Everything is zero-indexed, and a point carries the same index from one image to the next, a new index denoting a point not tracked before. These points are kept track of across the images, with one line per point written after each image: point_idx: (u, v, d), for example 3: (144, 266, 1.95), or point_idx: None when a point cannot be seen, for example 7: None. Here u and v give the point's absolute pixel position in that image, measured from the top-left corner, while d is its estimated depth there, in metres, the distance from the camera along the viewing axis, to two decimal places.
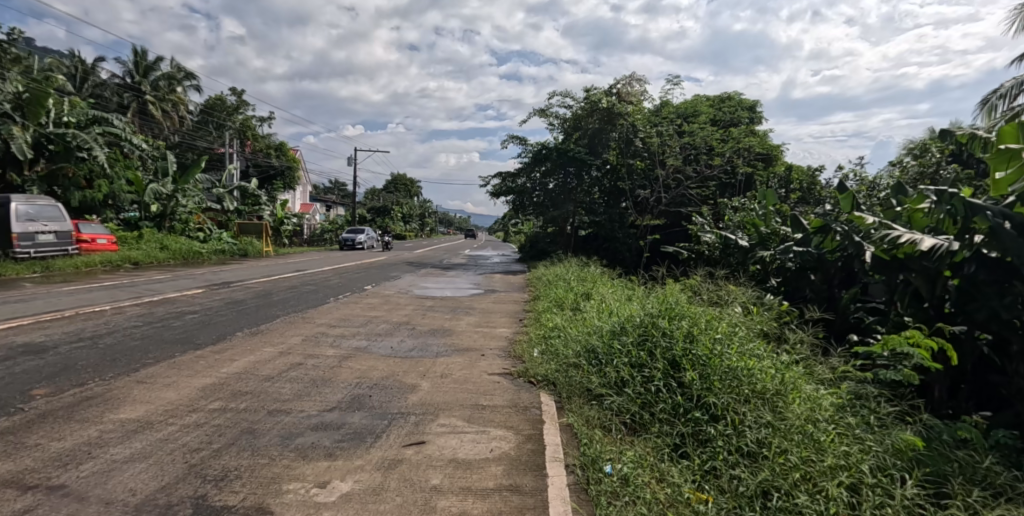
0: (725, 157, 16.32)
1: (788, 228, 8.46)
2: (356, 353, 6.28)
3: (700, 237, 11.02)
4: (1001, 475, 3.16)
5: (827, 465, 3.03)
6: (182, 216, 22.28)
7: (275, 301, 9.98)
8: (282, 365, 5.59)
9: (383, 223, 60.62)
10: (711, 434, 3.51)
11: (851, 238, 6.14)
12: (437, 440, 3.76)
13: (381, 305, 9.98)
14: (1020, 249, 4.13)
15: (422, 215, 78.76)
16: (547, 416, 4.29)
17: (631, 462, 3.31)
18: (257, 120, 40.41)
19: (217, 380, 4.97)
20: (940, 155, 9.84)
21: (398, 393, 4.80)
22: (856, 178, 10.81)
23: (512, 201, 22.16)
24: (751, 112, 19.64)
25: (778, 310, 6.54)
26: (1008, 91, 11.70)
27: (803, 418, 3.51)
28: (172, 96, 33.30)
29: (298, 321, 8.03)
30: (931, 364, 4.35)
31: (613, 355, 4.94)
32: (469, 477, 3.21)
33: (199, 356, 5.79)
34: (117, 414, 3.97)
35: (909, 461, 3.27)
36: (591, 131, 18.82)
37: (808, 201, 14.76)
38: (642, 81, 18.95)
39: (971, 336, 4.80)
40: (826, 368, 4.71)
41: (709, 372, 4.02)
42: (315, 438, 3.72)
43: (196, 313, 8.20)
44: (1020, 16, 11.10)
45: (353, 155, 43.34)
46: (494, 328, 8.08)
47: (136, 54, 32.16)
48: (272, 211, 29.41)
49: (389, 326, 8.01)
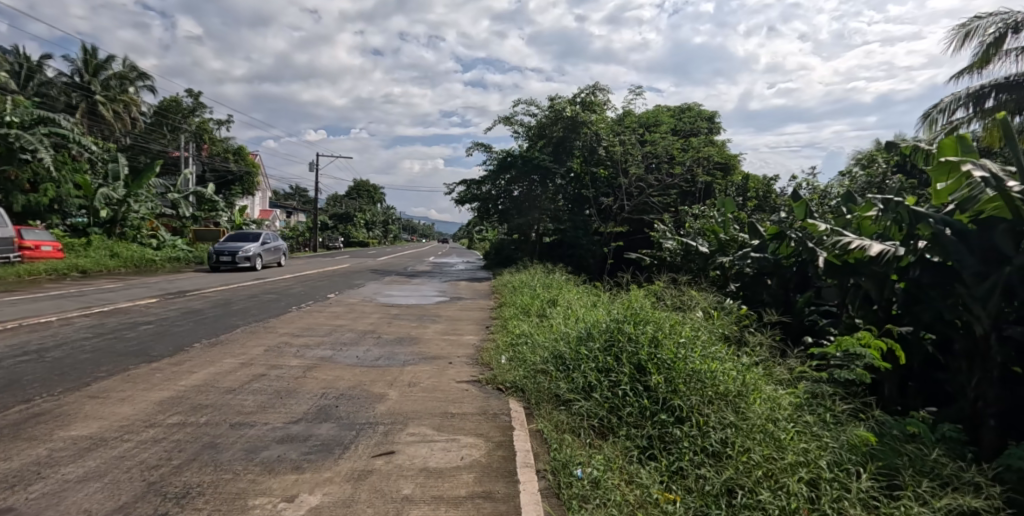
0: (686, 166, 16.89)
1: (745, 234, 8.78)
2: (321, 363, 6.15)
3: (662, 244, 11.28)
4: (948, 466, 3.36)
5: (788, 462, 3.17)
6: (134, 222, 21.24)
7: (234, 310, 9.63)
8: (244, 376, 5.44)
9: (345, 229, 59.54)
10: (678, 435, 3.61)
11: (805, 244, 6.50)
12: (407, 449, 3.73)
13: (346, 314, 9.79)
14: (961, 254, 4.39)
15: (385, 221, 77.49)
16: (517, 422, 4.31)
17: (601, 465, 3.36)
18: (214, 124, 38.94)
19: (177, 392, 4.82)
20: (886, 166, 10.41)
21: (366, 403, 4.74)
22: (809, 186, 11.27)
23: (476, 209, 21.98)
24: (711, 123, 20.22)
25: (738, 314, 6.78)
26: (948, 106, 12.45)
27: (764, 417, 3.65)
28: (123, 97, 32.15)
29: (259, 331, 7.81)
30: (882, 363, 4.61)
31: (581, 361, 5.00)
32: (441, 485, 3.20)
33: (157, 368, 5.58)
34: (69, 431, 3.79)
35: (864, 455, 3.46)
36: (556, 140, 19.08)
37: (765, 209, 14.52)
38: (605, 90, 19.21)
39: (916, 336, 5.13)
40: (784, 369, 4.89)
41: (674, 376, 4.14)
42: (282, 451, 3.64)
43: (151, 324, 7.87)
44: (959, 36, 11.87)
45: (315, 162, 42.87)
46: (461, 336, 8.04)
47: (86, 52, 30.98)
48: (230, 217, 28.45)
49: (354, 335, 7.86)
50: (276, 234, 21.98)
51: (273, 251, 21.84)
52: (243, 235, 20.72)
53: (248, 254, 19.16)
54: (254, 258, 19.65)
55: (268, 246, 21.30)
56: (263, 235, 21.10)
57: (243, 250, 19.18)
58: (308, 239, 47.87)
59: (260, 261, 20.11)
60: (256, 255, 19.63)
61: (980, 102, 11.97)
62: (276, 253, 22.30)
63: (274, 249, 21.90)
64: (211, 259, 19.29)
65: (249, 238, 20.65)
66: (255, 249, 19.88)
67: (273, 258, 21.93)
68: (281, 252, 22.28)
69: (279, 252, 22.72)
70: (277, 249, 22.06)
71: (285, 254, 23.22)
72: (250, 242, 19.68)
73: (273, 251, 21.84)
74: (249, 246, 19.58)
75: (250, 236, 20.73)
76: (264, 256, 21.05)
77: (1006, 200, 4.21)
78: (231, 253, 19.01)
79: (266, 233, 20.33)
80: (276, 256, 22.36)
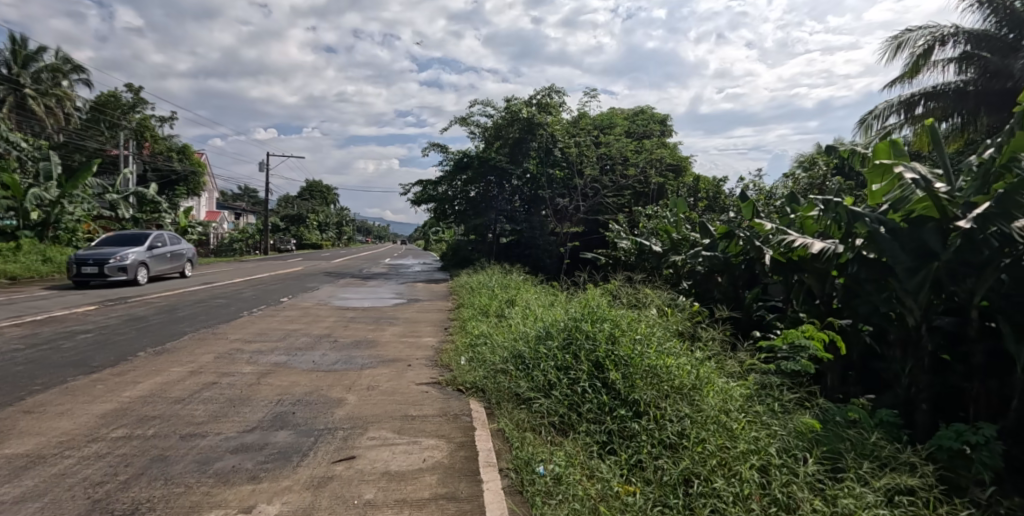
0: (639, 168, 17.34)
1: (697, 233, 9.09)
2: (276, 369, 5.99)
3: (617, 243, 11.54)
4: (886, 448, 3.59)
5: (740, 450, 3.32)
6: (68, 225, 20.12)
7: (180, 316, 9.22)
8: (194, 385, 5.24)
9: (297, 231, 57.90)
10: (636, 429, 3.71)
11: (753, 242, 6.80)
12: (368, 454, 3.68)
13: (300, 318, 9.56)
14: (894, 251, 4.70)
15: (339, 222, 75.77)
16: (478, 422, 4.33)
17: (562, 461, 3.42)
18: (156, 121, 37.05)
19: (122, 404, 4.59)
20: (826, 169, 11.00)
21: (324, 408, 4.66)
22: (755, 188, 11.76)
23: (433, 209, 21.81)
24: (663, 126, 20.83)
25: (690, 311, 7.02)
26: (882, 112, 13.26)
27: (717, 408, 3.81)
28: (56, 91, 30.30)
29: (209, 338, 7.52)
30: (823, 354, 4.90)
31: (540, 360, 5.06)
32: (404, 488, 3.19)
33: (98, 379, 5.30)
34: (1, 449, 3.55)
35: (809, 441, 3.67)
36: (511, 141, 18.86)
37: (714, 209, 15.05)
38: (560, 92, 19.36)
39: (855, 328, 5.46)
40: (735, 362, 5.11)
41: (631, 372, 4.26)
42: (237, 461, 3.54)
43: (90, 333, 7.45)
44: (890, 47, 12.68)
45: (265, 163, 41.53)
46: (419, 338, 7.99)
47: (13, 42, 29.01)
48: (173, 219, 27.24)
49: (309, 339, 7.67)
50: (176, 235, 16.70)
51: (171, 258, 16.39)
52: (127, 237, 15.37)
53: (123, 262, 13.73)
54: (134, 268, 14.25)
55: (161, 252, 15.90)
56: (155, 237, 15.77)
57: (118, 257, 13.76)
58: (258, 241, 46.31)
59: (144, 272, 14.66)
60: (137, 263, 14.20)
61: (911, 109, 12.81)
62: (177, 260, 16.82)
63: (172, 255, 16.51)
64: (72, 271, 13.85)
65: (132, 241, 15.19)
66: (136, 257, 14.41)
67: (171, 267, 16.51)
68: (184, 259, 16.90)
69: (182, 257, 17.26)
70: (178, 255, 16.72)
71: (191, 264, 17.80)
72: (129, 247, 14.30)
73: (171, 258, 16.45)
74: (128, 252, 14.21)
75: (135, 239, 15.35)
76: (154, 264, 15.58)
77: (933, 200, 4.56)
78: (97, 262, 13.63)
79: (155, 234, 15.03)
80: (178, 265, 17.04)
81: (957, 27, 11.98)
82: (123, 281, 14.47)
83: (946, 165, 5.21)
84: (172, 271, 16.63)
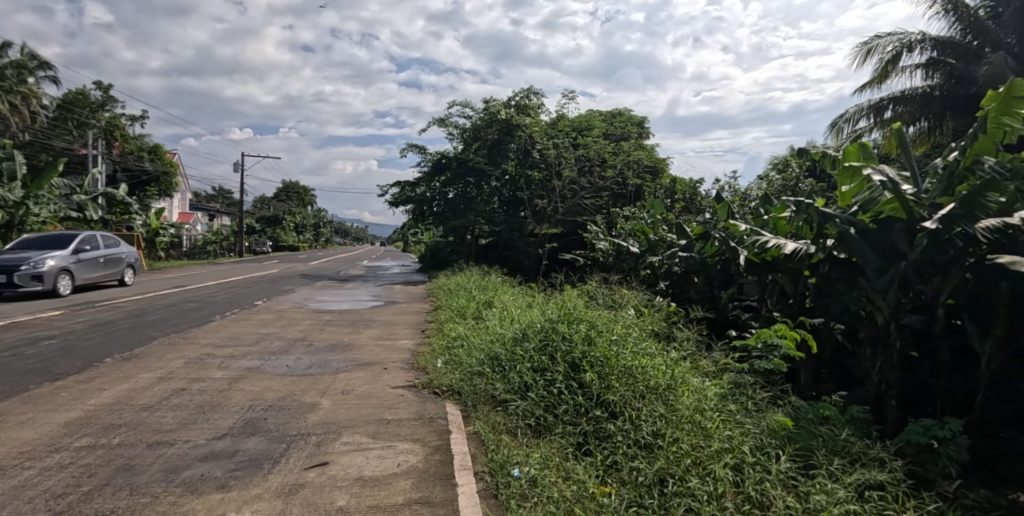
0: (616, 170, 17.51)
1: (673, 234, 9.18)
2: (248, 374, 5.86)
3: (595, 244, 11.59)
4: (857, 444, 3.66)
5: (714, 449, 3.35)
6: (34, 227, 19.14)
7: (150, 321, 8.98)
8: (162, 392, 5.09)
9: (273, 233, 56.95)
10: (611, 430, 3.72)
11: (728, 243, 6.90)
12: (342, 459, 3.62)
13: (275, 321, 9.39)
14: (863, 251, 4.81)
15: (316, 224, 74.68)
16: (454, 426, 4.30)
17: (538, 463, 3.41)
18: (126, 120, 36.08)
19: (86, 412, 4.44)
20: (799, 171, 11.21)
21: (297, 414, 4.57)
22: (731, 190, 11.92)
23: (411, 211, 21.64)
24: (640, 128, 21.03)
25: (666, 311, 7.08)
26: (852, 115, 13.57)
27: (692, 408, 3.84)
28: (21, 88, 29.32)
29: (180, 343, 7.33)
30: (796, 352, 5.00)
31: (516, 361, 5.05)
32: (378, 494, 3.14)
33: (62, 387, 5.11)
34: None
35: (782, 438, 3.72)
36: (490, 142, 18.78)
37: (691, 210, 15.22)
38: (539, 94, 19.39)
39: (827, 327, 5.58)
40: (710, 361, 5.17)
41: (607, 372, 4.28)
42: (206, 469, 3.44)
43: (54, 339, 7.20)
44: (860, 52, 13.01)
45: (240, 164, 40.77)
46: (396, 340, 7.91)
47: None
48: (144, 220, 26.58)
49: (283, 343, 7.54)
50: (114, 237, 14.58)
51: (103, 264, 14.07)
52: (51, 240, 13.22)
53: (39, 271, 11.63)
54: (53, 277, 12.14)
55: (92, 258, 13.76)
56: (85, 240, 13.64)
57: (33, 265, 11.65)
58: (232, 243, 45.38)
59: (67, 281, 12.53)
60: (57, 271, 12.08)
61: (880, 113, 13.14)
62: (114, 266, 14.66)
63: (108, 261, 14.39)
64: None
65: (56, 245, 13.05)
66: (57, 264, 12.26)
67: (107, 274, 14.37)
68: (122, 265, 14.78)
69: (119, 263, 14.95)
70: (115, 261, 14.60)
71: (133, 270, 15.67)
72: (49, 251, 12.19)
73: (106, 264, 14.33)
74: (47, 257, 12.10)
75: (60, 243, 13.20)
76: (82, 271, 13.42)
77: (900, 201, 4.69)
78: (9, 271, 11.54)
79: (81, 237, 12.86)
80: (117, 272, 14.92)
81: (924, 34, 12.34)
82: (43, 293, 12.37)
83: (913, 167, 5.37)
84: (108, 278, 14.50)
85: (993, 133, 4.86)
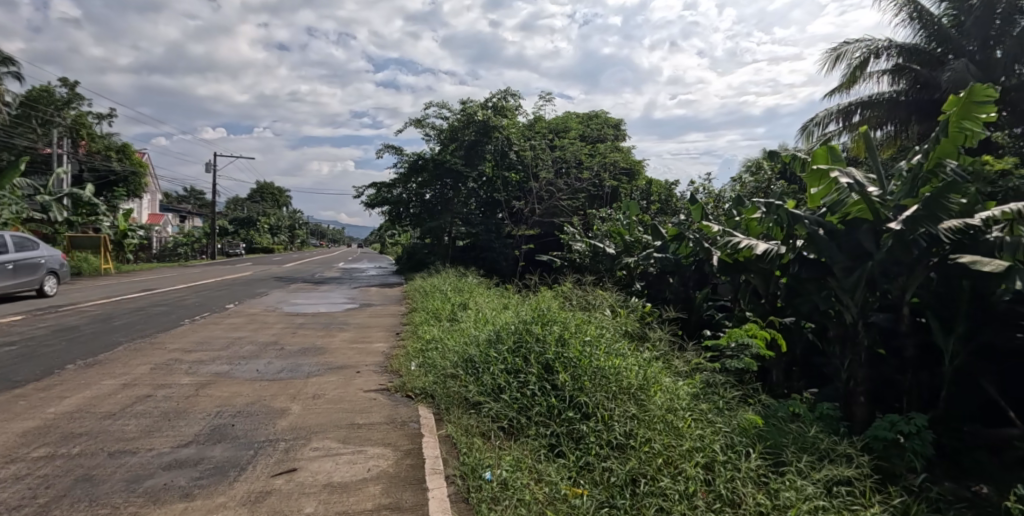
0: (593, 171, 17.62)
1: (648, 235, 9.25)
2: (216, 379, 5.72)
3: (571, 245, 11.63)
4: (825, 441, 3.73)
5: (685, 449, 3.38)
6: None
7: (116, 326, 8.71)
8: (126, 398, 4.94)
9: (247, 235, 55.85)
10: (584, 431, 3.72)
11: (701, 244, 7.00)
12: (310, 465, 3.55)
13: (246, 325, 9.20)
14: (831, 251, 4.91)
15: (291, 225, 73.55)
16: (426, 429, 4.26)
17: (510, 466, 3.39)
18: (93, 119, 34.96)
19: (45, 421, 4.27)
20: (771, 173, 11.41)
21: (266, 419, 4.47)
22: (705, 191, 12.06)
23: (388, 212, 21.44)
24: (617, 130, 21.20)
25: (641, 311, 7.14)
26: (823, 119, 13.86)
27: (664, 408, 3.86)
28: None
29: (146, 348, 7.12)
30: (766, 351, 5.10)
31: (490, 363, 5.03)
32: (346, 500, 3.09)
33: (20, 395, 4.92)
34: None
35: (753, 436, 3.77)
36: (467, 143, 18.67)
37: (667, 212, 15.37)
38: (516, 95, 19.37)
39: (797, 325, 5.70)
40: (683, 361, 5.22)
41: (580, 373, 4.29)
42: (169, 478, 3.34)
43: (13, 345, 6.93)
44: (831, 57, 13.30)
45: (212, 164, 39.87)
46: (370, 343, 7.81)
47: None
48: (112, 222, 25.84)
49: (254, 347, 7.38)
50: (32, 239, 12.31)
51: (13, 271, 11.73)
52: None
53: None
54: None
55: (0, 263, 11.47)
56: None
57: None
58: (204, 246, 44.32)
59: None
60: None
61: (849, 117, 13.45)
62: (31, 272, 12.35)
63: (24, 267, 12.10)
64: None
65: None
66: None
67: (22, 282, 12.08)
68: (42, 271, 12.49)
69: (39, 269, 12.63)
70: (32, 266, 12.31)
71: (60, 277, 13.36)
72: None
73: (21, 271, 12.04)
74: None
75: None
76: None
77: (866, 202, 4.79)
78: None
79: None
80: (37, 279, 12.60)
81: (890, 41, 12.70)
82: None
83: (879, 170, 5.51)
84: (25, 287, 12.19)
85: (955, 137, 5.02)
